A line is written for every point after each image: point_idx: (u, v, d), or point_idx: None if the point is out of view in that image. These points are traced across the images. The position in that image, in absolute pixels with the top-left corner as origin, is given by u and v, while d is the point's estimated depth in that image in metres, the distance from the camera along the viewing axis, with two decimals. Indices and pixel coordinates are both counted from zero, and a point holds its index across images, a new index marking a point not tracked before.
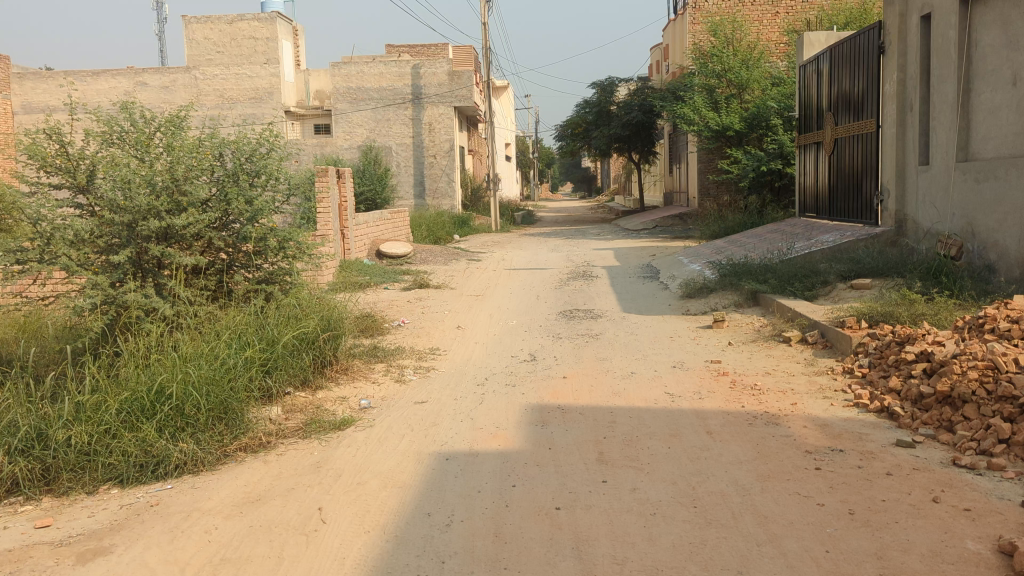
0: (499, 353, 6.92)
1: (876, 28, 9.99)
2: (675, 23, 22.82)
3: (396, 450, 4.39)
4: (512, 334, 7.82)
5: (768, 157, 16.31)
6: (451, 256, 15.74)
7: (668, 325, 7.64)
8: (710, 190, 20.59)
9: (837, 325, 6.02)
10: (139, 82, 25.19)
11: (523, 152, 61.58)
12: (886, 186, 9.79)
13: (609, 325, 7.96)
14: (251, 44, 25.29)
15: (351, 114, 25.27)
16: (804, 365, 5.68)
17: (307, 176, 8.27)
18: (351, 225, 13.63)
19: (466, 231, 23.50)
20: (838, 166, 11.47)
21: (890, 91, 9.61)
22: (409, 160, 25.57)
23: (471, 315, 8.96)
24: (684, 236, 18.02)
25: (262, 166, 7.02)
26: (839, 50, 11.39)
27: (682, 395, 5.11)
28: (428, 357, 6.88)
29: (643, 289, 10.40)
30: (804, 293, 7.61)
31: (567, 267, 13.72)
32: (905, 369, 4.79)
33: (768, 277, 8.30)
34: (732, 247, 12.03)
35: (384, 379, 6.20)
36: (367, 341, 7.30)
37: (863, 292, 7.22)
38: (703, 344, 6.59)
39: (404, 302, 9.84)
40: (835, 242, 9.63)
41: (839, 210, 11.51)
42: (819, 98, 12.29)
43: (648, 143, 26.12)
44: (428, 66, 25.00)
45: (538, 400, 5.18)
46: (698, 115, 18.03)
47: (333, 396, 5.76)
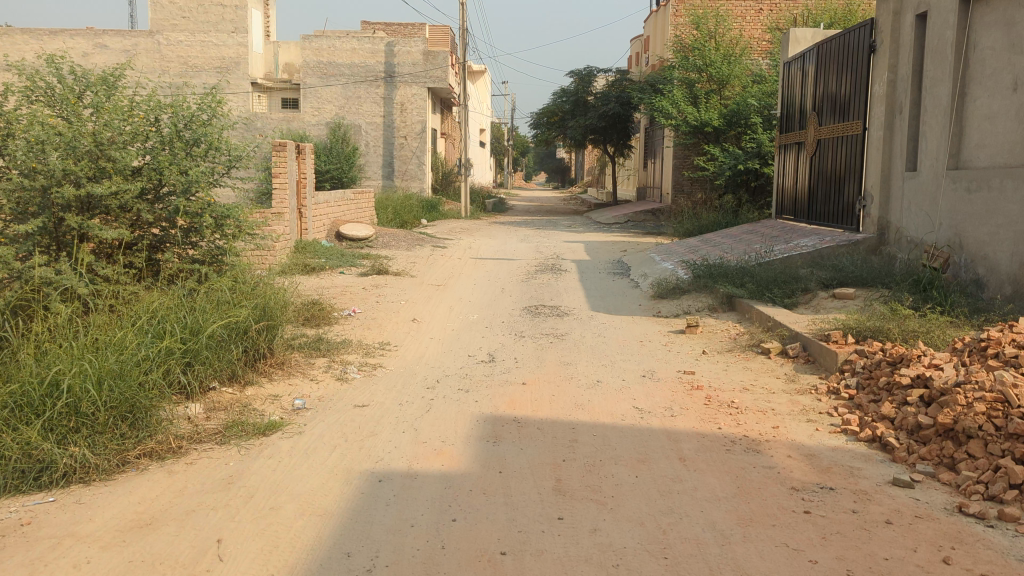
0: (456, 352, 6.35)
1: (867, 26, 9.53)
2: (657, 14, 22.33)
3: (324, 466, 3.81)
4: (471, 330, 7.26)
5: (746, 156, 15.88)
6: (416, 242, 15.12)
7: (638, 328, 7.13)
8: (684, 187, 20.16)
9: (821, 339, 5.53)
10: (99, 44, 24.19)
11: (498, 140, 60.92)
12: (869, 191, 9.36)
13: (575, 325, 7.43)
14: (218, 11, 24.36)
15: (320, 89, 24.45)
16: (784, 381, 5.19)
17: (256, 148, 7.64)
18: (309, 204, 12.96)
19: (433, 216, 22.88)
20: (820, 167, 11.03)
21: (880, 92, 9.16)
22: (378, 141, 24.80)
23: (429, 307, 8.37)
24: (657, 233, 17.58)
25: (201, 134, 6.45)
26: (826, 47, 10.93)
27: (652, 411, 4.58)
28: (375, 353, 6.29)
29: (613, 287, 9.89)
30: (783, 300, 7.11)
31: (535, 259, 13.18)
32: (899, 395, 4.29)
33: (745, 281, 7.82)
34: (707, 247, 11.57)
35: (323, 376, 5.61)
36: (311, 333, 6.67)
37: (847, 302, 6.74)
38: (675, 352, 6.08)
39: (358, 290, 9.23)
40: (815, 247, 9.18)
41: (818, 214, 11.08)
42: (803, 97, 11.84)
43: (624, 137, 25.64)
44: (402, 44, 24.25)
45: (491, 409, 4.62)
46: (677, 109, 17.56)
47: (264, 394, 5.17)
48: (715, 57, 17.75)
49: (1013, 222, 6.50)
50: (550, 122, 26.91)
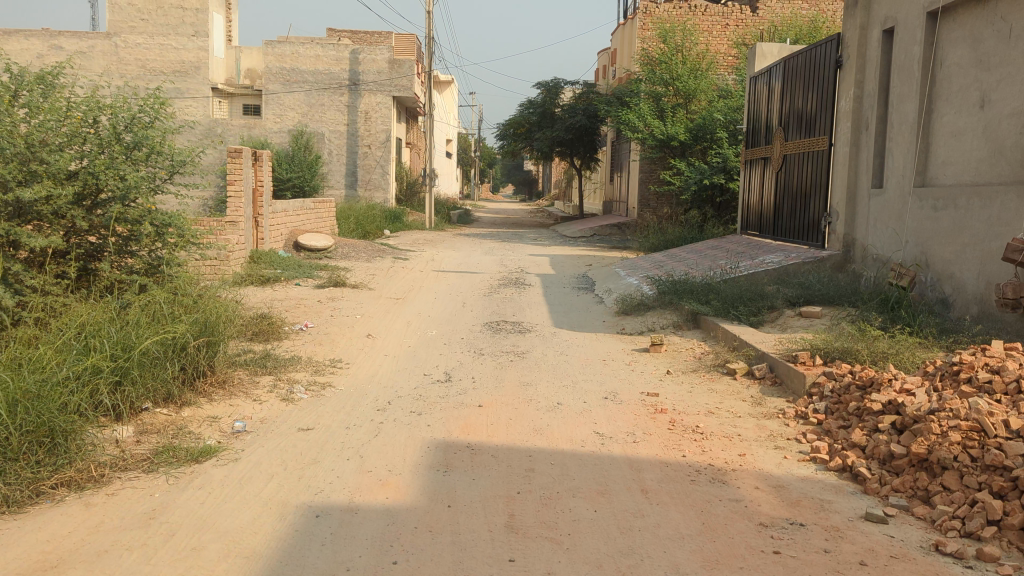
0: (410, 371, 6.07)
1: (834, 41, 9.46)
2: (624, 27, 22.31)
3: (257, 498, 3.51)
4: (428, 346, 6.98)
5: (712, 170, 15.81)
6: (376, 253, 14.80)
7: (601, 346, 6.90)
8: (650, 201, 20.09)
9: (788, 360, 5.35)
10: (54, 45, 23.57)
11: (465, 151, 60.73)
12: (835, 207, 9.26)
13: (537, 341, 7.18)
14: (179, 14, 23.86)
15: (283, 96, 24.02)
16: (751, 405, 4.99)
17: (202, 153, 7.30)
18: (266, 213, 12.58)
19: (396, 226, 22.55)
20: (785, 183, 10.95)
21: (846, 107, 9.09)
22: (342, 149, 24.42)
23: (386, 321, 8.07)
24: (622, 247, 17.45)
25: (144, 138, 6.11)
26: (793, 62, 10.88)
27: (613, 436, 4.34)
28: (325, 371, 5.97)
29: (576, 302, 9.67)
30: (749, 318, 6.93)
31: (498, 272, 12.95)
32: (870, 421, 4.10)
33: (710, 298, 7.64)
34: (672, 262, 11.42)
35: (267, 396, 5.29)
36: (257, 349, 6.34)
37: (813, 321, 6.59)
38: (638, 372, 5.85)
39: (312, 303, 8.90)
40: (781, 264, 9.05)
41: (783, 230, 10.99)
42: (769, 112, 11.78)
43: (591, 149, 25.56)
44: (367, 52, 23.95)
45: (444, 435, 4.35)
46: (643, 123, 17.48)
47: (201, 415, 4.84)
48: (682, 71, 17.72)
49: (980, 240, 6.39)
50: (516, 134, 26.76)
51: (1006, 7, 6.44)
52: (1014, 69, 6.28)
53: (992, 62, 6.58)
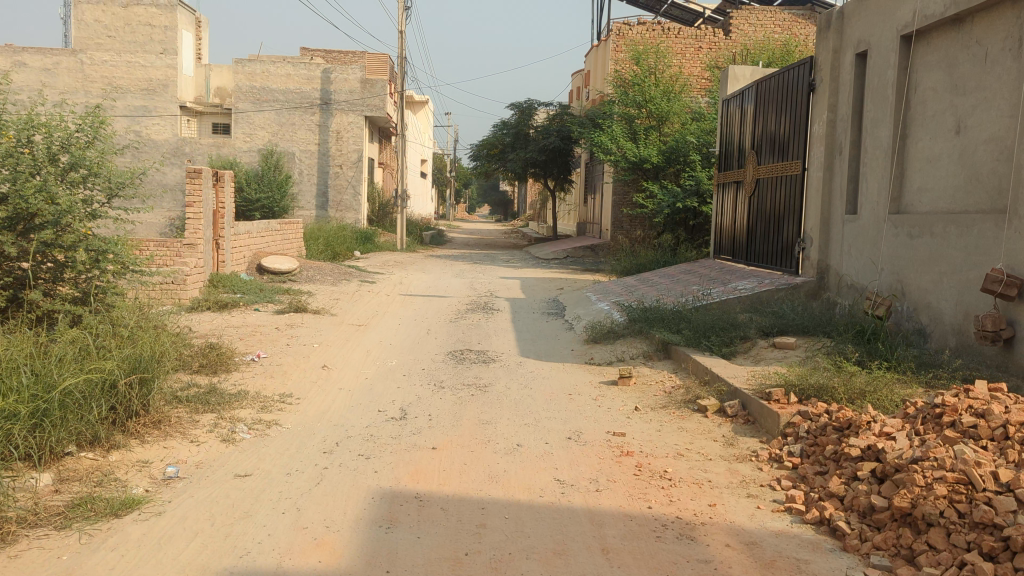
0: (364, 407, 5.72)
1: (807, 64, 9.33)
2: (598, 49, 22.22)
3: (175, 563, 3.14)
4: (386, 379, 6.63)
5: (685, 193, 15.64)
6: (343, 276, 14.43)
7: (567, 377, 6.59)
8: (623, 223, 19.91)
9: (762, 397, 5.08)
10: (17, 62, 23.07)
11: (440, 171, 60.52)
12: (809, 233, 9.07)
13: (501, 372, 6.86)
14: (147, 32, 23.48)
15: (252, 114, 23.62)
16: (722, 446, 4.70)
17: (145, 176, 6.96)
18: (227, 235, 12.19)
19: (367, 247, 22.19)
20: (758, 207, 10.76)
21: (819, 132, 8.92)
22: (312, 169, 24.05)
23: (344, 351, 7.71)
24: (595, 270, 17.23)
25: (81, 158, 5.78)
26: (765, 86, 10.74)
27: (574, 484, 4.03)
28: (272, 407, 5.61)
29: (545, 329, 9.37)
30: (721, 348, 6.66)
31: (467, 296, 12.63)
32: (848, 468, 3.82)
33: (682, 327, 7.37)
34: (644, 287, 11.17)
35: (205, 436, 4.91)
36: (202, 384, 5.96)
37: (788, 352, 6.33)
38: (605, 408, 5.55)
39: (269, 331, 8.52)
40: (754, 290, 8.82)
41: (756, 254, 10.79)
42: (742, 135, 11.63)
43: (565, 171, 25.41)
44: (339, 71, 23.67)
45: (391, 484, 4.01)
46: (616, 144, 17.32)
47: (131, 459, 4.46)
48: (654, 93, 17.62)
49: (957, 269, 6.17)
50: (489, 155, 26.54)
51: (981, 31, 6.28)
52: (990, 94, 6.11)
53: (968, 86, 6.42)
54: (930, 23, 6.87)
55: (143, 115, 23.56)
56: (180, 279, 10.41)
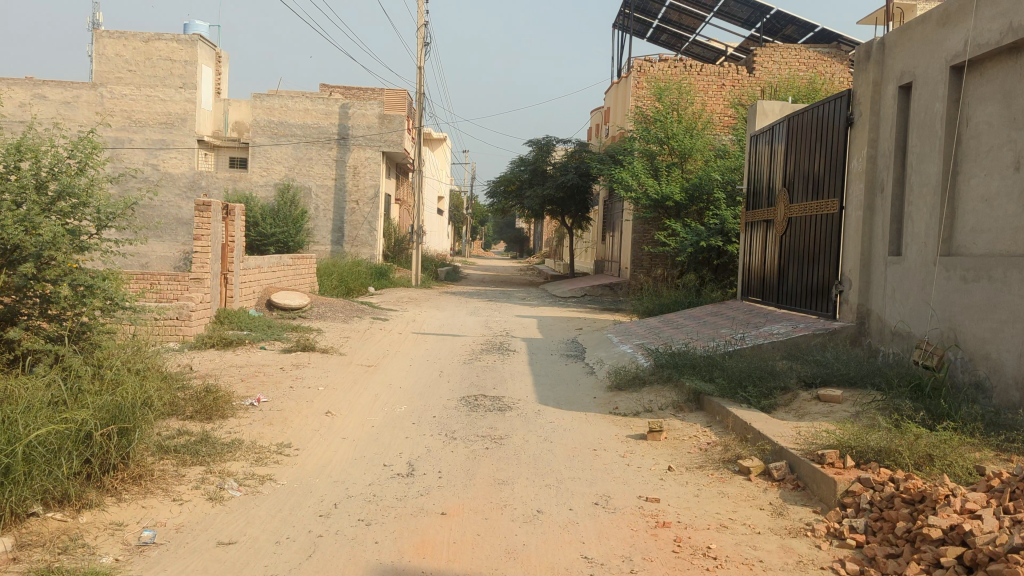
0: (368, 461, 5.19)
1: (843, 98, 8.88)
2: (618, 85, 21.91)
3: None
4: (394, 427, 6.11)
5: (708, 232, 15.13)
6: (355, 313, 14.00)
7: (591, 430, 6.04)
8: (643, 261, 19.40)
9: (813, 459, 4.52)
10: (37, 94, 23.06)
11: (457, 208, 60.50)
12: (847, 275, 8.53)
13: (517, 422, 6.33)
14: (167, 66, 23.44)
15: (269, 149, 23.43)
16: (772, 516, 4.14)
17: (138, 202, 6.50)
18: (236, 270, 11.79)
19: (382, 284, 21.80)
20: (790, 247, 10.23)
21: (858, 168, 8.43)
22: (328, 205, 23.80)
23: (350, 394, 7.21)
24: (614, 309, 16.70)
25: (70, 187, 5.35)
26: (796, 122, 10.30)
27: (605, 563, 3.48)
28: (267, 459, 5.09)
29: (565, 372, 8.84)
30: (759, 401, 6.09)
31: (483, 335, 12.13)
32: (930, 552, 3.28)
33: (715, 375, 6.83)
34: (668, 330, 10.63)
35: (190, 494, 4.39)
36: (193, 433, 5.45)
37: (834, 406, 5.77)
38: (635, 467, 5.00)
39: (272, 372, 8.05)
40: (789, 335, 8.27)
41: (788, 296, 10.25)
42: (771, 173, 11.18)
43: (583, 209, 25.03)
44: (357, 107, 23.48)
45: (396, 560, 3.47)
46: (637, 181, 16.91)
47: (103, 521, 3.94)
48: (677, 130, 17.24)
49: (1021, 318, 5.61)
50: (506, 192, 26.21)
51: None
52: None
53: None
54: (984, 53, 6.40)
55: (161, 148, 23.46)
56: (184, 314, 9.98)
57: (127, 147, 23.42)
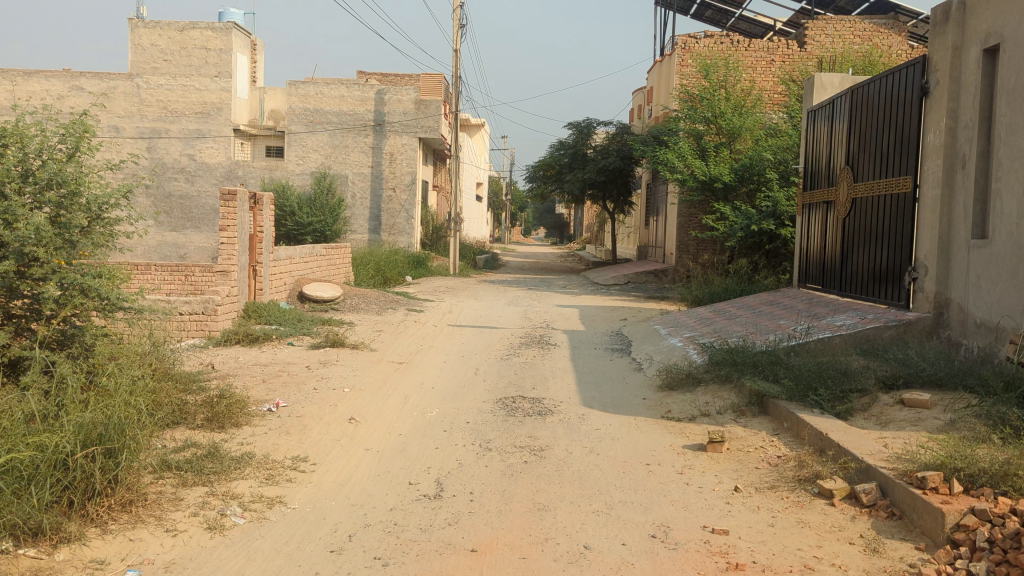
0: (391, 479, 4.61)
1: (917, 66, 8.04)
2: (662, 64, 21.02)
3: None
4: (422, 436, 5.52)
5: (760, 215, 14.28)
6: (390, 304, 13.50)
7: (643, 439, 5.38)
8: (690, 246, 18.56)
9: (910, 482, 3.83)
10: (75, 86, 22.93)
11: (496, 195, 59.96)
12: (922, 261, 7.72)
13: (559, 429, 5.70)
14: (202, 54, 23.11)
15: (305, 137, 23.03)
16: (867, 554, 3.46)
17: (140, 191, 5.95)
18: (265, 261, 11.33)
19: (419, 272, 21.33)
20: (853, 231, 9.41)
21: (935, 142, 7.60)
22: (365, 193, 23.35)
23: (376, 396, 6.64)
24: (660, 297, 15.98)
25: (59, 175, 4.76)
26: (861, 94, 9.47)
27: None
28: (279, 478, 4.53)
29: (610, 370, 8.19)
30: (833, 406, 5.39)
31: (522, 327, 11.53)
32: None
33: (780, 376, 6.12)
34: (720, 321, 9.91)
35: (187, 523, 3.82)
36: (200, 446, 4.94)
37: (922, 413, 5.06)
38: (695, 487, 4.36)
39: (297, 372, 7.55)
40: (858, 328, 7.50)
41: (851, 284, 9.45)
42: (831, 150, 10.37)
43: (625, 192, 24.23)
44: (393, 92, 22.92)
45: None
46: (683, 163, 16.13)
47: (83, 558, 3.39)
48: (725, 108, 16.40)
49: None
50: (546, 176, 25.51)
51: None
52: None
53: None
54: None
55: (197, 138, 23.21)
56: (211, 308, 9.56)
57: (164, 138, 23.20)
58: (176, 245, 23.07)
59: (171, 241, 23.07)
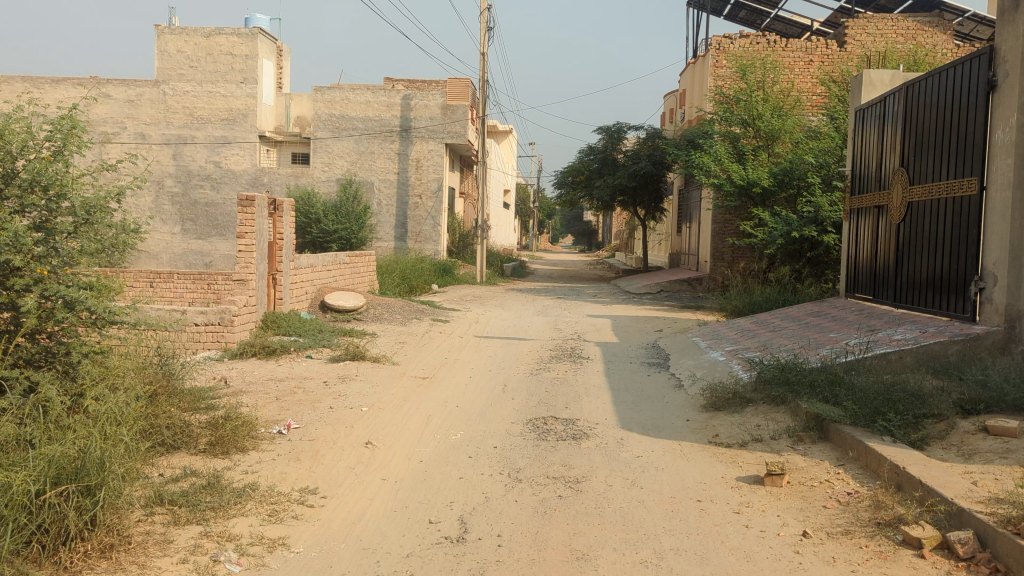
0: (409, 517, 4.08)
1: (985, 58, 7.39)
2: (696, 66, 20.43)
3: None
4: (444, 464, 5.00)
5: (801, 222, 13.66)
6: (415, 314, 13.01)
7: (692, 469, 4.83)
8: (724, 253, 17.91)
9: (1016, 532, 3.24)
10: (101, 93, 22.84)
11: (524, 201, 59.52)
12: (991, 269, 7.06)
13: (597, 456, 5.16)
14: (228, 60, 22.87)
15: (331, 143, 22.72)
16: None
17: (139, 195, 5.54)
18: (285, 270, 10.90)
19: (446, 280, 20.89)
20: (909, 237, 8.75)
21: (1005, 140, 6.95)
22: (391, 199, 22.96)
23: (396, 416, 6.14)
24: (696, 307, 15.36)
25: (43, 174, 4.35)
26: (917, 90, 8.83)
27: None
28: (283, 514, 4.03)
29: (649, 386, 7.62)
30: (907, 435, 4.79)
31: (552, 338, 11.00)
32: None
33: (841, 398, 5.52)
34: (764, 333, 9.29)
35: (174, 571, 3.32)
36: (199, 475, 4.46)
37: (1011, 442, 4.47)
38: (757, 531, 3.80)
39: (314, 388, 7.07)
40: (920, 342, 6.86)
41: (907, 293, 8.80)
42: (883, 152, 9.72)
43: (656, 198, 23.62)
44: (420, 98, 22.53)
45: None
46: (719, 167, 15.52)
47: None
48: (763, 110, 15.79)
49: None
50: (575, 182, 24.98)
51: None
52: None
53: None
54: None
55: (223, 145, 22.94)
56: (227, 319, 9.14)
57: (189, 144, 22.95)
58: (201, 253, 22.83)
59: (196, 249, 22.86)
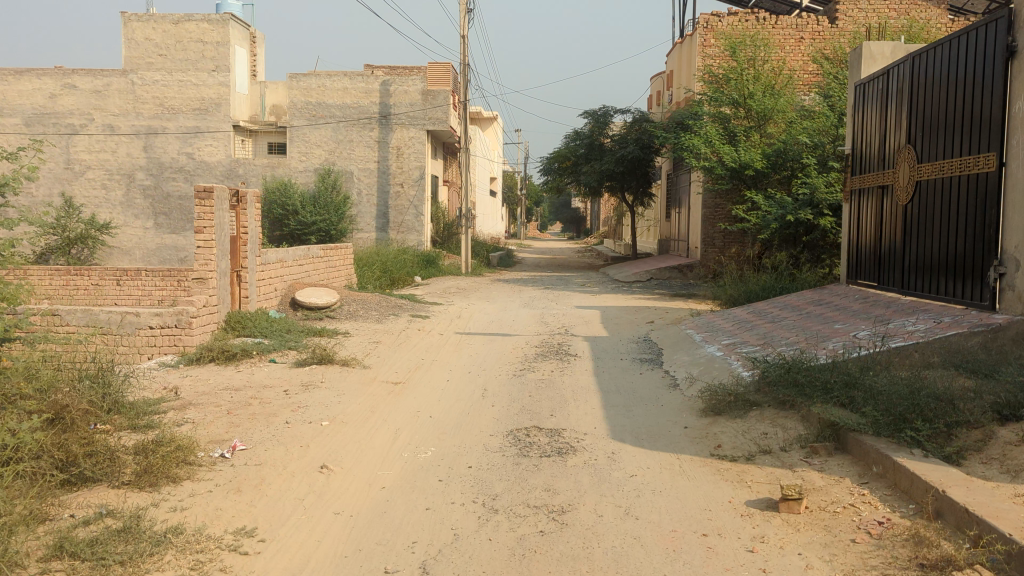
0: (362, 566, 3.40)
1: (1003, 22, 6.73)
2: (683, 45, 19.77)
3: None
4: (408, 491, 4.33)
5: (796, 204, 12.92)
6: (392, 310, 12.31)
7: (694, 493, 4.17)
8: (716, 239, 17.30)
9: None
10: (67, 84, 22.01)
11: (510, 190, 58.83)
12: (1014, 254, 6.40)
13: (584, 477, 4.49)
14: (198, 48, 21.97)
15: (307, 132, 21.93)
16: None
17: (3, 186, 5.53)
18: (251, 266, 10.21)
19: (430, 271, 20.21)
20: (918, 220, 8.11)
21: None
22: (371, 189, 22.21)
23: (360, 432, 5.47)
24: (688, 296, 14.73)
25: None
26: (925, 60, 8.16)
27: None
28: (209, 567, 3.36)
29: (642, 387, 6.97)
30: (942, 448, 4.12)
31: (538, 333, 10.34)
32: None
33: (859, 404, 4.85)
34: (764, 325, 8.64)
35: None
36: (116, 517, 3.79)
37: None
38: None
39: (271, 399, 6.39)
40: (938, 332, 6.20)
41: (916, 280, 8.16)
42: (887, 128, 9.06)
43: (644, 183, 22.97)
44: (398, 83, 21.76)
45: None
46: (710, 149, 14.88)
47: None
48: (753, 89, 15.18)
49: None
50: (561, 168, 24.31)
51: None
52: None
53: None
54: None
55: (195, 135, 22.11)
56: (184, 321, 8.44)
57: (160, 136, 22.09)
58: (175, 248, 22.07)
59: (170, 244, 22.09)
